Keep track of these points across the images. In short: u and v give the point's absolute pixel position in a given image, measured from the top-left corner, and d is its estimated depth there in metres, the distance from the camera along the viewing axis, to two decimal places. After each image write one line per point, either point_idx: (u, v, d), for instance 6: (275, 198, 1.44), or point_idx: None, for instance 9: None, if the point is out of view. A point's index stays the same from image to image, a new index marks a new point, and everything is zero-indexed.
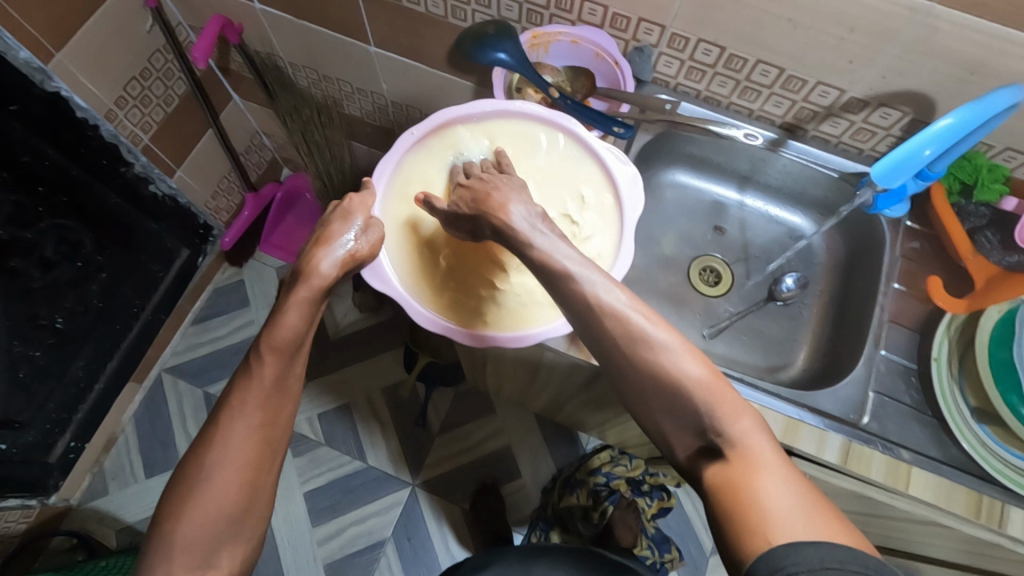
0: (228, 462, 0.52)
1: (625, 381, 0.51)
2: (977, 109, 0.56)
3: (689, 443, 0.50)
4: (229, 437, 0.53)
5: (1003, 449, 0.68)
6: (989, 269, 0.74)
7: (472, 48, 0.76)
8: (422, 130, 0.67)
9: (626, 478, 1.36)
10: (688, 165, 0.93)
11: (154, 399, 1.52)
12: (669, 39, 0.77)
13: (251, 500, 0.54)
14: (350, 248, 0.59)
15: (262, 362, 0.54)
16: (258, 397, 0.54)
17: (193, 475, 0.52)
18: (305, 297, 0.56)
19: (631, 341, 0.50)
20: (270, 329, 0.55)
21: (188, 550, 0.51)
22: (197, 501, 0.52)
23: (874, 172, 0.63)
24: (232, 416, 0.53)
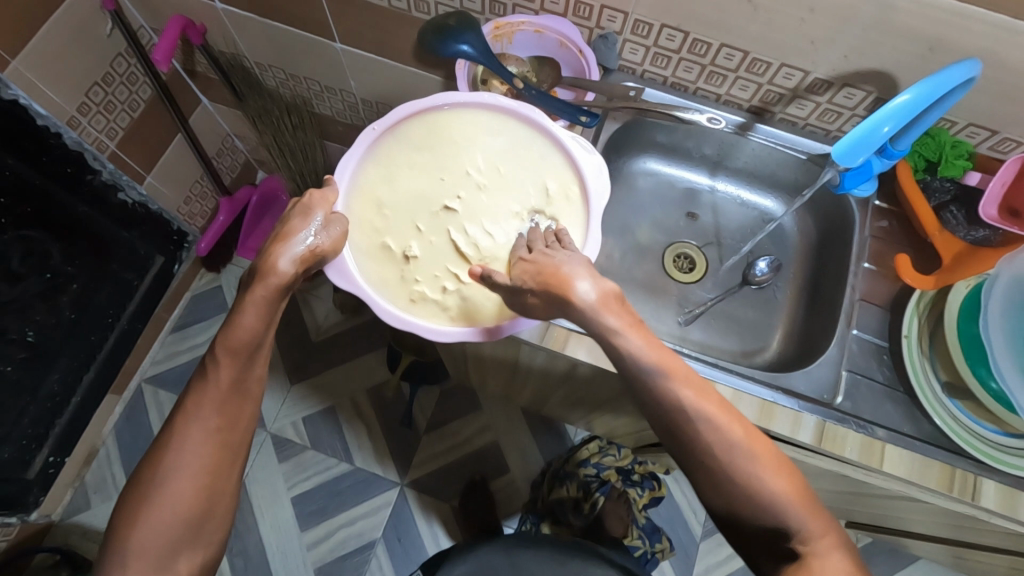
0: (183, 467, 0.52)
1: (711, 486, 0.52)
2: (935, 85, 0.56)
3: (768, 552, 0.52)
4: (185, 440, 0.52)
5: (972, 422, 0.69)
6: (954, 244, 0.74)
7: (434, 41, 0.75)
8: (385, 125, 0.65)
9: (616, 468, 1.36)
10: (659, 152, 0.93)
11: (135, 409, 1.49)
12: (632, 25, 0.77)
13: (210, 505, 0.53)
14: (310, 244, 0.57)
15: (218, 365, 0.54)
16: (215, 400, 0.53)
17: (152, 484, 0.51)
18: (262, 297, 0.55)
19: (720, 448, 0.51)
20: (227, 331, 0.54)
21: (144, 557, 0.51)
22: (153, 508, 0.51)
23: (836, 149, 0.63)
24: (187, 420, 0.53)
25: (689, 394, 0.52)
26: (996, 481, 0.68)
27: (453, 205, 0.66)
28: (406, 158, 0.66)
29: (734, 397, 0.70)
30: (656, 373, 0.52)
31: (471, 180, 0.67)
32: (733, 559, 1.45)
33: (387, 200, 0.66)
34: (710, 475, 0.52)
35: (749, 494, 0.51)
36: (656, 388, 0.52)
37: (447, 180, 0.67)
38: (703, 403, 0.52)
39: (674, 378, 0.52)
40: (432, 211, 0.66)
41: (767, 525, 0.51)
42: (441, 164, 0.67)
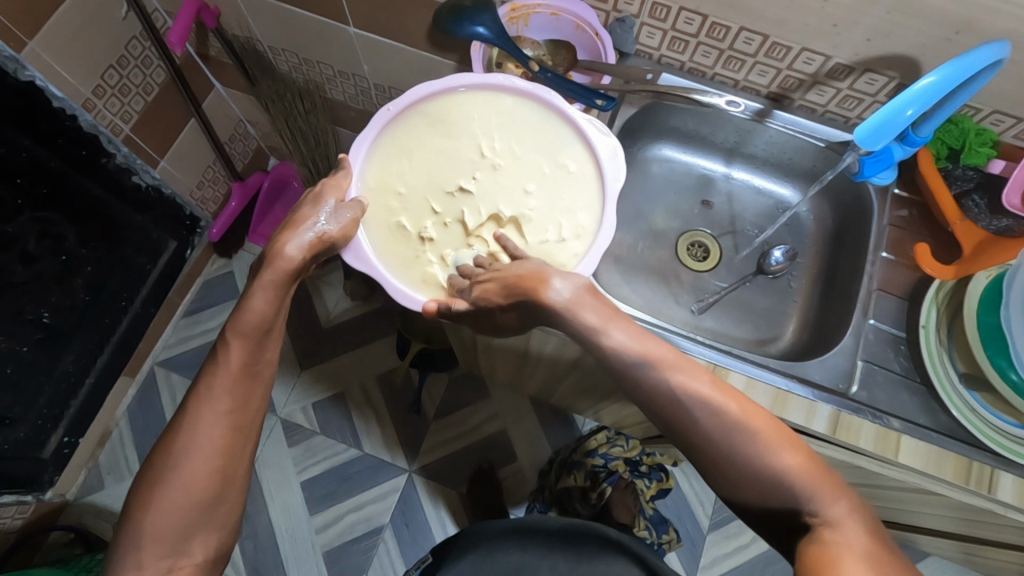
0: (194, 451, 0.52)
1: (716, 467, 0.52)
2: (962, 67, 0.54)
3: (787, 529, 0.51)
4: (196, 424, 0.53)
5: (992, 415, 0.68)
6: (976, 233, 0.72)
7: (450, 22, 0.76)
8: (400, 105, 0.65)
9: (624, 459, 1.35)
10: (675, 139, 0.92)
11: (148, 392, 1.51)
12: (650, 8, 0.76)
13: (222, 489, 0.54)
14: (318, 230, 0.57)
15: (229, 347, 0.54)
16: (225, 383, 0.54)
17: (165, 466, 0.52)
18: (270, 282, 0.56)
19: (719, 426, 0.51)
20: (237, 315, 0.55)
21: (157, 538, 0.51)
22: (166, 491, 0.51)
23: (857, 134, 0.60)
24: (198, 403, 0.53)
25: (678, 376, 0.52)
26: (1014, 475, 0.67)
27: (468, 185, 0.64)
28: (420, 139, 0.65)
29: (748, 386, 0.70)
30: (642, 364, 0.52)
31: (485, 160, 0.65)
32: (738, 552, 1.48)
33: (402, 180, 0.64)
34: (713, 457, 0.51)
35: (755, 470, 0.50)
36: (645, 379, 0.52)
37: (460, 160, 0.65)
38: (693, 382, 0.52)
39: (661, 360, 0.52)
40: (446, 190, 0.64)
41: (778, 498, 0.50)
42: (455, 143, 0.65)
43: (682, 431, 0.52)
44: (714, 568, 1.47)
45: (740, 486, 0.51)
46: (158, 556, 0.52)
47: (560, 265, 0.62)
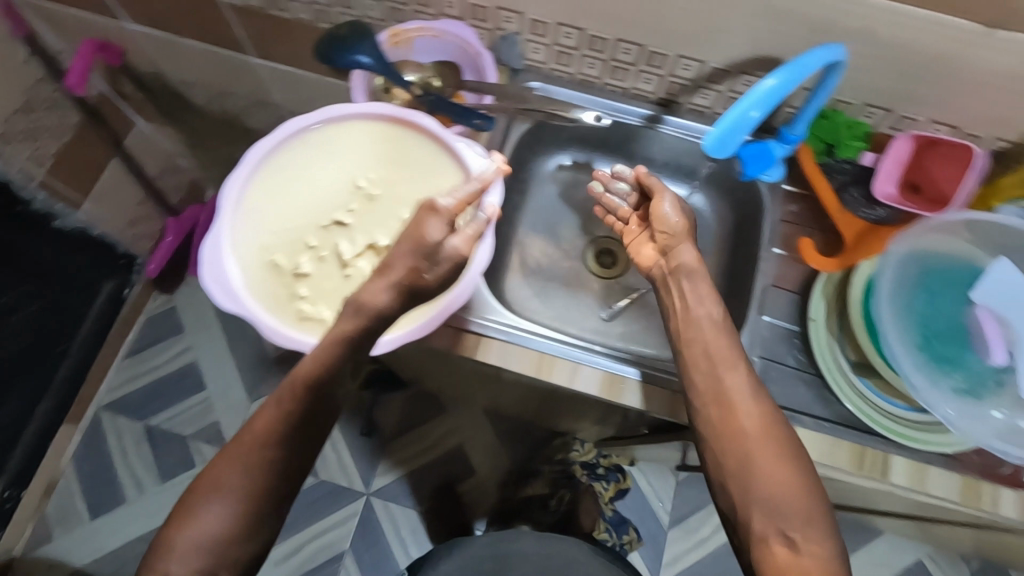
0: (229, 486, 0.53)
1: (734, 458, 0.59)
2: (793, 72, 0.56)
3: (767, 536, 0.56)
4: (246, 461, 0.54)
5: (882, 401, 0.69)
6: (856, 224, 0.74)
7: (330, 49, 0.74)
8: (273, 141, 0.64)
9: (581, 463, 1.39)
10: (575, 149, 0.92)
11: (93, 440, 1.44)
12: (530, 25, 0.78)
13: (249, 538, 0.54)
14: (415, 276, 0.54)
15: (287, 400, 0.54)
16: (280, 433, 0.54)
17: (207, 488, 0.54)
18: (343, 339, 0.54)
19: (760, 449, 0.59)
20: (302, 368, 0.54)
21: (176, 559, 0.52)
22: (207, 517, 0.53)
23: (705, 141, 0.57)
24: (249, 443, 0.54)
25: (743, 398, 0.61)
26: (906, 457, 0.69)
27: (343, 217, 0.64)
28: (295, 174, 0.65)
29: (645, 393, 0.71)
30: (711, 350, 0.64)
31: (362, 190, 0.65)
32: (702, 545, 1.49)
33: (277, 216, 0.64)
34: (743, 461, 0.59)
35: (774, 481, 0.57)
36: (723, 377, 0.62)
37: (338, 192, 0.65)
38: (752, 396, 0.61)
39: (725, 366, 0.63)
40: (321, 224, 0.64)
41: (779, 511, 0.56)
42: (334, 175, 0.66)
43: (720, 424, 0.61)
44: (680, 563, 1.47)
45: (740, 484, 0.58)
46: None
47: (439, 290, 0.62)
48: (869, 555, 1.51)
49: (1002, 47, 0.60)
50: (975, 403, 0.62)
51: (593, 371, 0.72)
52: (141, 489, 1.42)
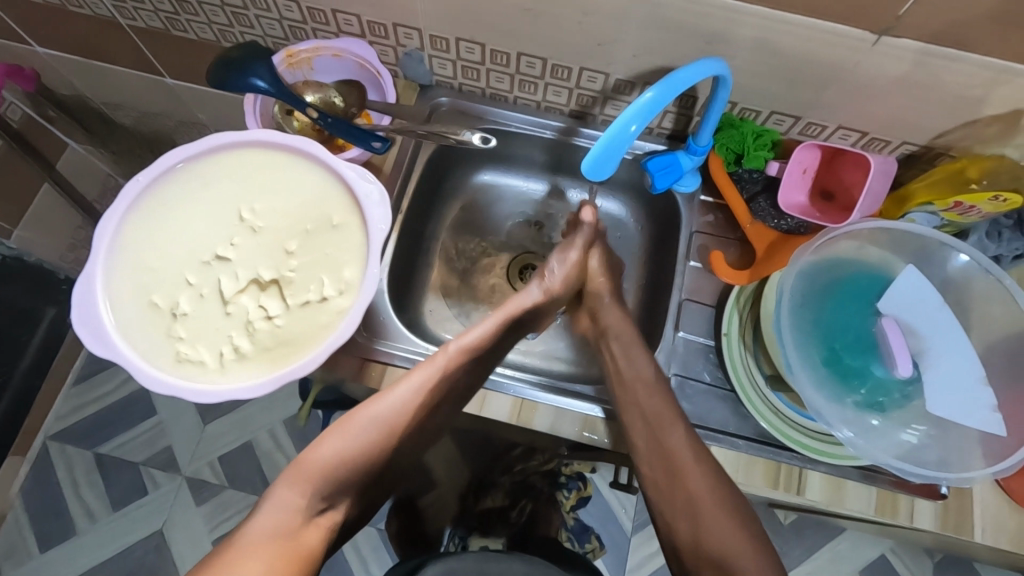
0: (383, 423, 0.60)
1: (670, 479, 0.61)
2: (670, 86, 0.54)
3: (708, 568, 0.57)
4: (401, 404, 0.61)
5: (796, 414, 0.68)
6: (767, 235, 0.73)
7: (218, 71, 0.69)
8: (151, 174, 0.62)
9: (541, 473, 1.37)
10: (494, 163, 0.90)
11: (42, 470, 1.40)
12: (430, 40, 0.75)
13: (369, 477, 0.60)
14: (554, 275, 0.75)
15: (452, 361, 0.65)
16: (433, 387, 0.63)
17: (358, 420, 0.59)
18: (507, 313, 0.71)
19: (695, 487, 0.59)
20: (475, 333, 0.68)
21: (314, 479, 0.56)
22: (357, 445, 0.58)
23: (586, 162, 0.55)
24: (405, 391, 0.62)
25: (677, 441, 0.61)
26: (821, 472, 0.67)
27: (226, 252, 0.62)
28: (177, 207, 0.63)
29: (556, 417, 0.70)
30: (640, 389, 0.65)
31: (247, 221, 0.63)
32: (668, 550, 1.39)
33: (156, 252, 0.61)
34: (682, 499, 0.60)
35: (711, 518, 0.57)
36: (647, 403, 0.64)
37: (222, 225, 0.63)
38: (676, 425, 0.62)
39: (651, 397, 0.64)
40: (202, 260, 0.62)
41: (711, 528, 0.57)
42: (218, 206, 0.63)
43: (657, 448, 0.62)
44: (641, 569, 1.38)
45: (678, 506, 0.60)
46: (299, 501, 0.54)
47: (325, 325, 0.59)
48: (830, 551, 1.31)
49: (892, 53, 0.58)
50: (870, 416, 0.62)
51: (502, 396, 0.71)
52: (93, 518, 1.37)
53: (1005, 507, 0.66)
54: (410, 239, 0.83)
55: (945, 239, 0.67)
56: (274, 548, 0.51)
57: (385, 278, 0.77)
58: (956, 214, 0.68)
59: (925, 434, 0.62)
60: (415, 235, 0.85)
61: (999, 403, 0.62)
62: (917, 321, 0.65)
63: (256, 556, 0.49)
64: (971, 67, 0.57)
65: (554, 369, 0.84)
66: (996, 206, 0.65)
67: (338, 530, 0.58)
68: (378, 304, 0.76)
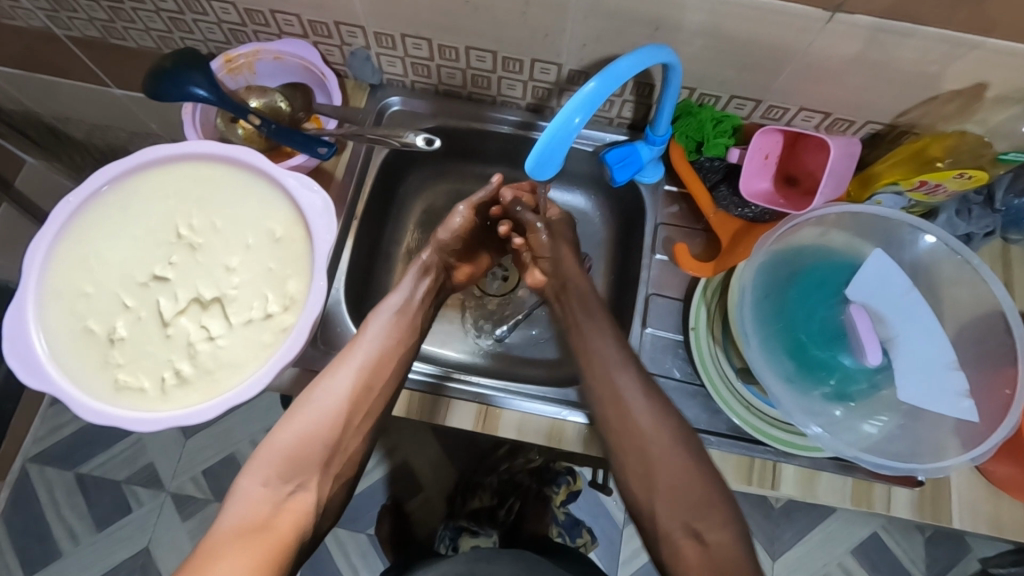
0: (333, 392, 0.61)
1: (636, 462, 0.61)
2: (610, 76, 0.51)
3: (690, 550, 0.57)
4: (338, 373, 0.62)
5: (767, 407, 0.66)
6: (730, 224, 0.71)
7: (151, 82, 0.65)
8: (82, 195, 0.59)
9: (528, 471, 1.24)
10: (453, 160, 0.88)
11: (21, 494, 1.30)
12: (374, 38, 0.72)
13: (336, 453, 0.60)
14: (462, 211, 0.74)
15: (380, 322, 0.66)
16: (369, 350, 0.64)
17: (304, 397, 0.61)
18: (416, 270, 0.72)
19: (664, 468, 0.60)
20: (388, 296, 0.69)
21: (274, 466, 0.58)
22: (303, 421, 0.60)
23: (529, 160, 0.52)
24: (341, 361, 0.63)
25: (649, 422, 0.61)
26: (797, 465, 0.65)
27: (163, 272, 0.60)
28: (111, 228, 0.60)
29: (522, 422, 0.68)
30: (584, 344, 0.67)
31: (185, 240, 0.61)
32: None
33: (88, 276, 0.58)
34: (649, 478, 0.60)
35: (683, 497, 0.59)
36: (614, 386, 0.63)
37: (158, 245, 0.60)
38: (646, 408, 0.62)
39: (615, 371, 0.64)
40: (140, 281, 0.59)
41: (682, 503, 0.59)
42: (154, 226, 0.61)
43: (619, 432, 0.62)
44: (636, 560, 1.26)
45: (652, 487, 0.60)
46: (264, 490, 0.57)
47: (271, 343, 0.57)
48: (822, 535, 1.24)
49: (846, 31, 0.56)
50: (834, 404, 0.61)
51: (466, 404, 0.69)
52: (76, 539, 1.28)
53: (980, 489, 0.65)
54: (367, 244, 0.80)
55: (912, 220, 0.65)
56: (249, 541, 0.53)
57: (342, 289, 0.74)
58: (922, 194, 0.66)
59: (885, 425, 0.61)
60: (373, 240, 0.82)
61: (970, 389, 0.61)
62: (885, 308, 0.63)
63: (226, 552, 0.52)
64: (928, 42, 0.54)
65: (524, 370, 0.82)
66: (961, 184, 0.63)
67: (320, 510, 0.59)
68: (335, 315, 0.73)
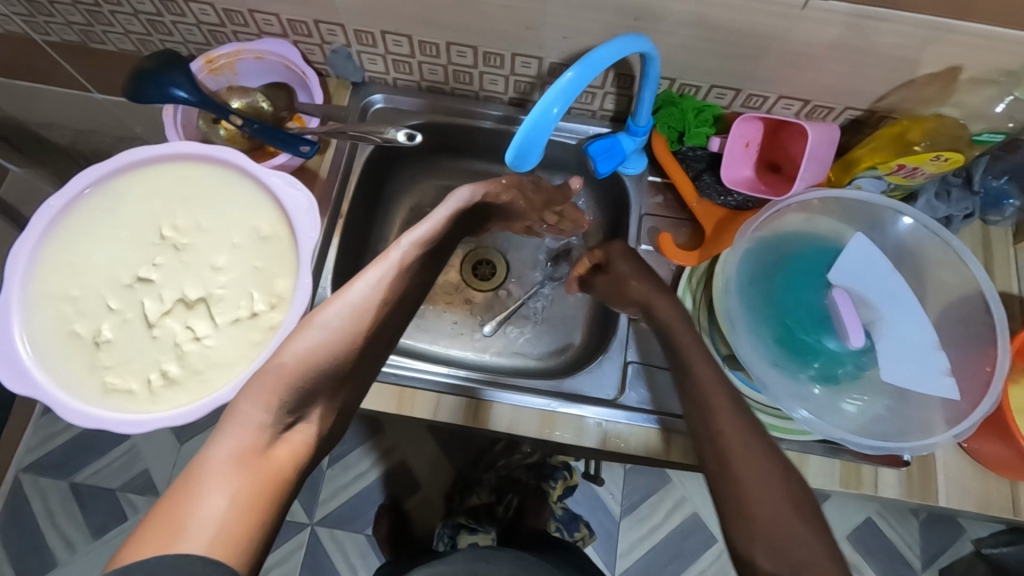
0: (356, 315, 0.54)
1: (716, 460, 0.53)
2: (587, 66, 0.51)
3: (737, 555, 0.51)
4: (367, 296, 0.55)
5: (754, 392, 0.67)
6: (714, 212, 0.72)
7: (132, 84, 0.65)
8: (64, 199, 0.59)
9: (524, 466, 1.24)
10: (439, 156, 0.88)
11: (15, 505, 1.29)
12: (355, 36, 0.72)
13: (342, 381, 0.54)
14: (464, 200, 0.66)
15: (411, 252, 0.59)
16: (397, 283, 0.57)
17: (325, 314, 0.53)
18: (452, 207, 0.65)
19: (744, 467, 0.51)
20: (421, 224, 0.62)
21: (279, 389, 0.49)
22: (318, 344, 0.52)
23: (511, 150, 0.52)
24: (369, 287, 0.56)
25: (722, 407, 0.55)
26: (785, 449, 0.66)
27: (148, 274, 0.59)
28: (94, 231, 0.60)
29: (512, 414, 0.69)
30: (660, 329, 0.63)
31: (170, 241, 0.60)
32: (656, 532, 1.28)
33: (72, 279, 0.58)
34: (730, 482, 0.51)
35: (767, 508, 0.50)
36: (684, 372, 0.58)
37: (142, 247, 0.60)
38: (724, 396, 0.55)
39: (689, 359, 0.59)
40: (125, 283, 0.59)
41: (769, 516, 0.49)
42: (139, 228, 0.61)
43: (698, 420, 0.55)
44: (633, 554, 1.27)
45: (737, 492, 0.51)
46: (263, 415, 0.48)
47: (258, 342, 0.57)
48: None
49: (822, 17, 0.56)
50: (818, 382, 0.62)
51: (456, 398, 0.69)
52: (73, 549, 1.27)
53: (968, 468, 0.66)
54: (355, 243, 0.80)
55: (892, 203, 0.66)
56: (246, 468, 0.45)
57: (329, 288, 0.74)
58: (901, 177, 0.67)
59: (867, 404, 0.62)
60: (360, 238, 0.82)
61: (951, 367, 0.62)
62: (867, 290, 0.64)
63: (219, 476, 0.44)
64: (900, 26, 0.55)
65: (515, 363, 0.82)
66: (938, 166, 0.64)
67: (319, 444, 0.52)
68: None
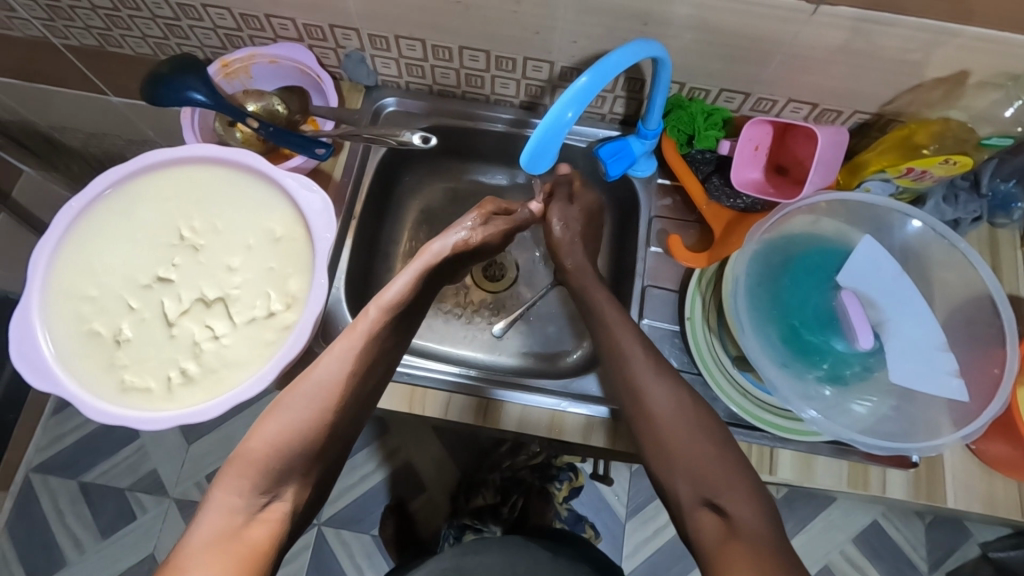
0: (320, 395, 0.55)
1: (651, 433, 0.58)
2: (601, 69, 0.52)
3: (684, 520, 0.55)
4: (325, 374, 0.55)
5: (763, 393, 0.67)
6: (723, 214, 0.72)
7: (149, 88, 0.66)
8: (84, 200, 0.60)
9: (529, 468, 1.23)
10: (449, 158, 0.89)
11: (25, 504, 1.30)
12: (369, 40, 0.73)
13: (318, 460, 0.54)
14: (464, 236, 0.67)
15: (372, 318, 0.59)
16: (359, 353, 0.57)
17: (289, 397, 0.55)
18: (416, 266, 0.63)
19: (676, 434, 0.56)
20: (382, 291, 0.61)
21: (248, 474, 0.51)
22: (284, 426, 0.53)
23: (524, 153, 0.53)
24: (328, 363, 0.56)
25: (653, 385, 0.59)
26: (793, 449, 0.67)
27: (166, 274, 0.60)
28: (113, 231, 0.61)
29: (522, 414, 0.69)
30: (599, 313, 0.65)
31: (186, 242, 0.61)
32: (662, 533, 1.29)
33: (91, 279, 0.59)
34: (665, 451, 0.56)
35: (704, 471, 0.54)
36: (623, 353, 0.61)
37: (159, 247, 0.61)
38: (655, 372, 0.60)
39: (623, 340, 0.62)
40: (143, 283, 0.60)
41: (702, 477, 0.54)
42: (156, 229, 0.61)
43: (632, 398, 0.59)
44: (638, 555, 1.28)
45: (673, 467, 0.56)
46: (238, 500, 0.51)
47: (274, 341, 0.58)
48: (824, 523, 1.26)
49: (829, 21, 0.57)
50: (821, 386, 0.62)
51: (466, 398, 0.70)
52: (81, 548, 1.28)
53: (975, 469, 0.66)
54: (365, 244, 0.81)
55: (900, 206, 0.66)
56: (222, 550, 0.47)
57: (341, 288, 0.75)
58: (909, 181, 0.68)
59: (875, 405, 0.62)
60: (370, 239, 0.83)
61: (960, 368, 0.62)
62: (874, 296, 0.64)
63: (197, 564, 0.46)
64: (908, 30, 0.56)
65: (523, 364, 0.83)
66: (947, 170, 0.64)
67: (299, 514, 0.54)
68: (336, 313, 0.74)
